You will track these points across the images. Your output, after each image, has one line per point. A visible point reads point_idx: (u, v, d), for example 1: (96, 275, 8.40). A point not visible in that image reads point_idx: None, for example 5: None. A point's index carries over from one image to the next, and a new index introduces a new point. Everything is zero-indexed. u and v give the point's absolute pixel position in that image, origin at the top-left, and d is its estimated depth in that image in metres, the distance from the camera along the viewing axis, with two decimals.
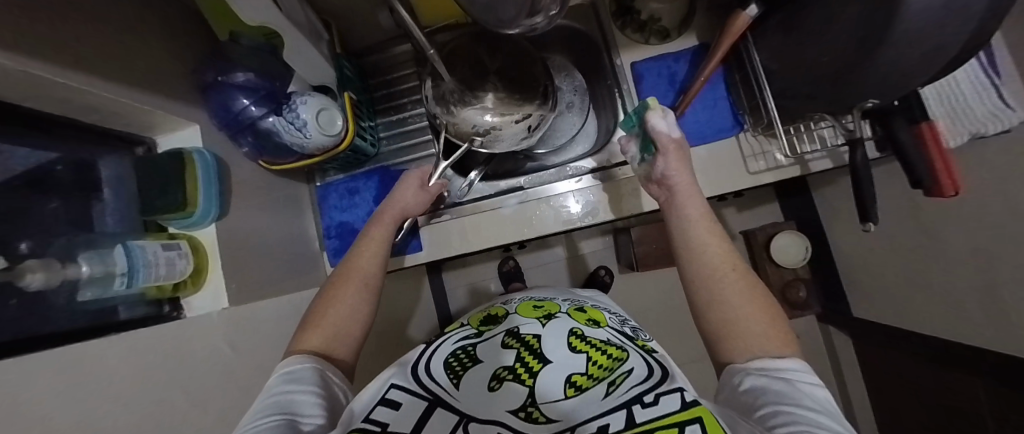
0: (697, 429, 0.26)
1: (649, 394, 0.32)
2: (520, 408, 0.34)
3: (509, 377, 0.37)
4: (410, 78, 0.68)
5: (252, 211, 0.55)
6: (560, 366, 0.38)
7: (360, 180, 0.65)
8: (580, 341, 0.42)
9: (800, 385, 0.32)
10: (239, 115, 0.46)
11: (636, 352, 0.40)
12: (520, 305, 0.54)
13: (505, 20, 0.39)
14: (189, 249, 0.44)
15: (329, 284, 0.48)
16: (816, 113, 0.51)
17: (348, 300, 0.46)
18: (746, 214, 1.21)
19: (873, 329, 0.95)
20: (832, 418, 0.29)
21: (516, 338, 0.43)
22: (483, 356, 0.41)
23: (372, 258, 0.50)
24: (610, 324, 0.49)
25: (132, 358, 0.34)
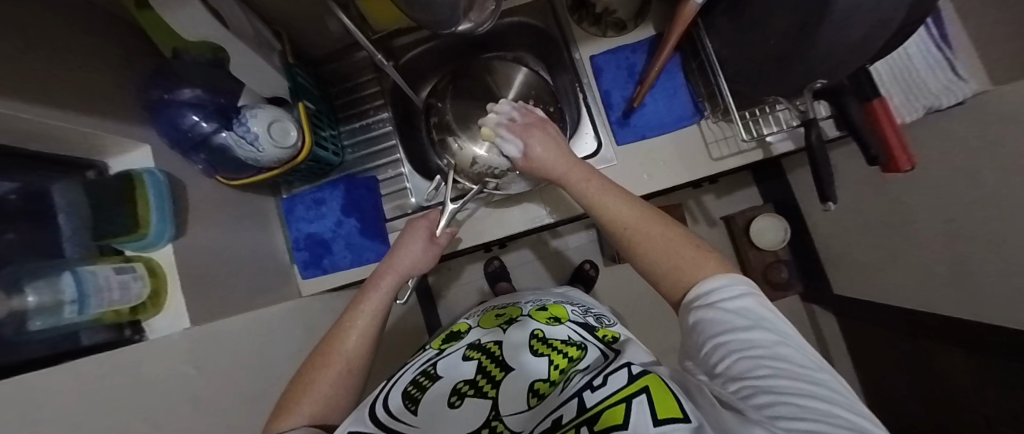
0: (644, 400, 0.26)
1: (598, 378, 0.33)
2: (484, 423, 0.35)
3: (470, 392, 0.40)
4: (372, 84, 0.68)
5: (212, 227, 0.54)
6: (518, 373, 0.43)
7: (326, 190, 0.64)
8: (541, 343, 0.48)
9: (725, 298, 0.33)
10: (188, 132, 0.45)
11: (593, 344, 0.47)
12: (483, 318, 0.62)
13: (442, 19, 0.38)
14: (146, 272, 0.44)
15: (309, 364, 0.47)
16: (770, 97, 0.51)
17: (331, 380, 0.45)
18: (725, 200, 1.22)
19: (855, 305, 0.96)
20: (759, 320, 0.30)
21: (477, 350, 0.49)
22: (442, 373, 0.45)
23: (357, 337, 0.48)
24: (570, 318, 0.57)
25: (88, 382, 0.33)
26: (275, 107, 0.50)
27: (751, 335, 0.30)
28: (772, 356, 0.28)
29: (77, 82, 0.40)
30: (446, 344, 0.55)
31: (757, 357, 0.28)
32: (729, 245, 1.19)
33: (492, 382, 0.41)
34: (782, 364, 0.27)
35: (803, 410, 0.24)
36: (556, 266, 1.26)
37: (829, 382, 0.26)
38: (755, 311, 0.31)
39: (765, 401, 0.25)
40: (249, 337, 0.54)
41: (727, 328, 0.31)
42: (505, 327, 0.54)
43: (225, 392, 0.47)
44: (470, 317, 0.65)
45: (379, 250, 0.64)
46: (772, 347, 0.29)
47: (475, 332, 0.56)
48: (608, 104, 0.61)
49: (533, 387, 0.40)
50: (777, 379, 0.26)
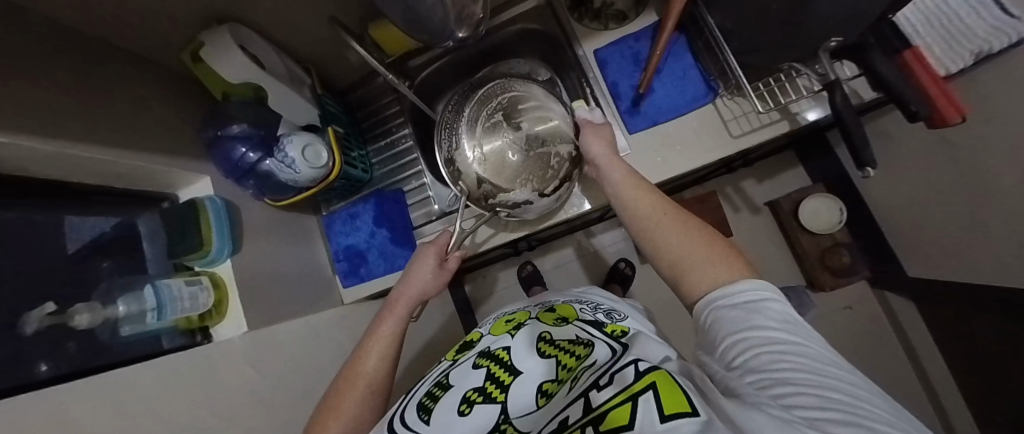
0: (651, 400, 0.25)
1: (604, 378, 0.33)
2: (494, 426, 0.37)
3: (479, 399, 0.41)
4: (393, 105, 0.74)
5: (262, 246, 0.61)
6: (527, 378, 0.42)
7: (359, 205, 0.70)
8: (549, 345, 0.47)
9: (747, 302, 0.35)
10: (238, 162, 0.53)
11: (601, 341, 0.46)
12: (493, 324, 0.61)
13: (436, 31, 0.41)
14: (212, 285, 0.51)
15: (336, 387, 0.50)
16: (783, 64, 0.48)
17: (354, 404, 0.48)
18: (768, 183, 1.12)
19: (934, 289, 0.84)
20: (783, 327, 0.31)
21: (487, 355, 0.50)
22: (453, 382, 0.46)
23: (377, 360, 0.51)
24: (579, 317, 0.56)
25: (162, 381, 0.40)
26: (308, 132, 0.56)
27: (773, 336, 0.30)
28: (796, 355, 0.28)
29: (151, 130, 0.49)
30: (460, 353, 0.55)
31: (779, 354, 0.29)
32: (776, 232, 1.11)
33: (501, 387, 0.42)
34: (806, 361, 0.27)
35: (821, 398, 0.23)
36: (590, 267, 1.24)
37: (855, 380, 0.26)
38: (784, 315, 0.33)
39: (786, 392, 0.25)
40: (299, 342, 0.60)
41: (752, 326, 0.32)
42: (513, 331, 0.54)
43: (277, 392, 0.53)
44: (483, 325, 0.64)
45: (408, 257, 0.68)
46: (796, 344, 0.29)
47: (486, 338, 0.57)
48: (615, 94, 0.61)
49: (542, 389, 0.40)
50: (799, 372, 0.26)
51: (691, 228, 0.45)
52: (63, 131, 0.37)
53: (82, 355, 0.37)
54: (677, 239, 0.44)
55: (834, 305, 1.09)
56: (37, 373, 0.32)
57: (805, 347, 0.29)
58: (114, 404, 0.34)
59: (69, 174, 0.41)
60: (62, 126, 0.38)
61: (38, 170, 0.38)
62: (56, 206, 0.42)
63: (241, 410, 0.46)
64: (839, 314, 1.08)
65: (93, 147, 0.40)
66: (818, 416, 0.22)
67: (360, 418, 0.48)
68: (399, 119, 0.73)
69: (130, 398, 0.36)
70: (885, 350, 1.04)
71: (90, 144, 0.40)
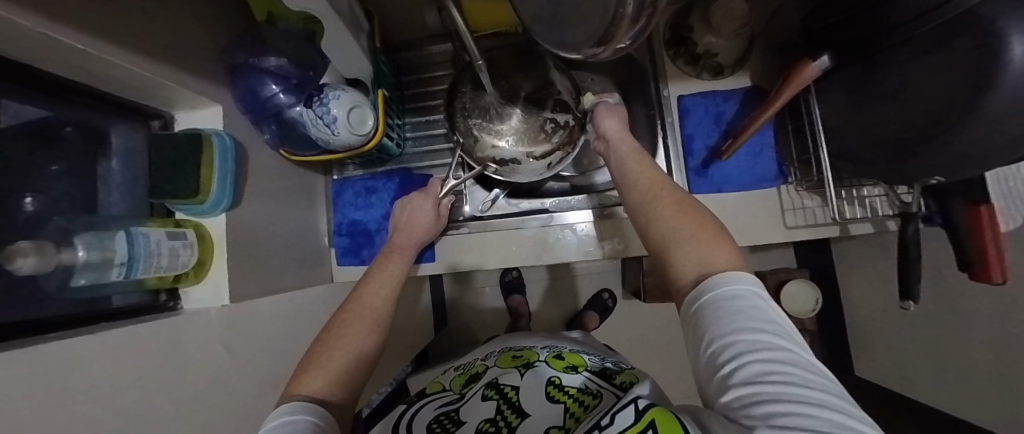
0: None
1: (606, 418, 0.28)
2: None
3: (490, 429, 0.41)
4: (445, 80, 0.65)
5: (260, 204, 0.51)
6: (536, 420, 0.41)
7: (380, 180, 0.62)
8: (558, 390, 0.46)
9: (733, 301, 0.34)
10: (266, 101, 0.43)
11: (610, 392, 0.45)
12: (499, 358, 0.60)
13: (565, 42, 0.36)
14: (197, 239, 0.42)
15: (335, 321, 0.46)
16: (868, 179, 0.48)
17: (355, 339, 0.44)
18: (759, 255, 1.18)
19: (876, 392, 0.94)
20: (771, 334, 0.31)
21: (494, 389, 0.48)
22: (465, 418, 0.45)
23: (386, 295, 0.50)
24: (587, 368, 0.54)
25: (121, 360, 0.31)
26: (358, 92, 0.47)
27: (762, 341, 0.30)
28: (784, 365, 0.28)
29: (163, 32, 0.38)
30: (466, 386, 0.54)
31: (768, 362, 0.28)
32: None
33: (509, 425, 0.41)
34: (797, 372, 0.27)
35: (816, 417, 0.23)
36: (573, 290, 1.23)
37: (841, 394, 0.26)
38: (770, 317, 0.32)
39: (776, 408, 0.24)
40: (280, 320, 0.52)
41: (739, 329, 0.31)
42: (523, 369, 0.53)
43: (248, 379, 0.45)
44: (488, 357, 0.63)
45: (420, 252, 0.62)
46: (784, 357, 0.29)
47: (493, 371, 0.55)
48: (688, 148, 0.58)
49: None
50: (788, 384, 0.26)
51: (684, 206, 0.45)
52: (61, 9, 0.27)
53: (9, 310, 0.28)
54: (665, 218, 0.45)
55: None
56: None
57: (791, 354, 0.29)
58: (70, 390, 0.26)
59: (46, 62, 0.30)
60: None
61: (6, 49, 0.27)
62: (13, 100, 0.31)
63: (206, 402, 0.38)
64: None
65: (89, 40, 0.29)
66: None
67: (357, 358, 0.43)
68: None
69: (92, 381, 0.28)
70: None
71: (88, 33, 0.29)
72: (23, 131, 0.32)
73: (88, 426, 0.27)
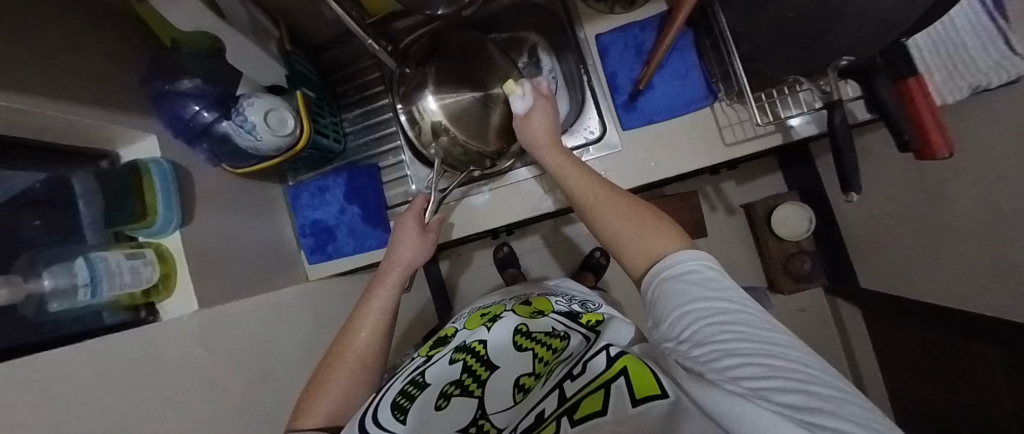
0: (624, 385, 0.25)
1: (578, 367, 0.32)
2: (471, 422, 0.34)
3: (456, 392, 0.38)
4: (373, 70, 0.68)
5: (217, 218, 0.56)
6: (504, 373, 0.41)
7: (330, 178, 0.65)
8: (525, 338, 0.47)
9: (687, 274, 0.35)
10: (190, 121, 0.46)
11: (575, 331, 0.47)
12: (468, 319, 0.60)
13: None
14: (156, 258, 0.46)
15: (324, 365, 0.47)
16: (788, 76, 0.47)
17: (338, 382, 0.45)
18: (747, 186, 1.15)
19: (882, 300, 0.91)
20: (721, 296, 0.32)
21: (462, 350, 0.47)
22: (430, 381, 0.42)
23: (369, 333, 0.49)
24: (554, 310, 0.56)
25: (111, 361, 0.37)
26: (274, 97, 0.50)
27: (713, 305, 0.31)
28: (736, 323, 0.29)
29: (79, 76, 0.42)
30: (434, 349, 0.52)
31: (721, 325, 0.29)
32: (745, 235, 1.16)
33: (478, 381, 0.40)
34: (747, 328, 0.29)
35: (764, 367, 0.25)
36: (564, 257, 1.25)
37: (785, 340, 0.28)
38: (719, 282, 0.33)
39: (731, 364, 0.26)
40: (258, 320, 0.56)
41: (693, 299, 0.32)
42: (489, 324, 0.52)
43: (239, 374, 0.50)
44: (457, 321, 0.64)
45: (380, 238, 0.66)
46: (735, 313, 0.30)
47: (460, 334, 0.54)
48: (613, 86, 0.58)
49: (519, 383, 0.38)
50: (740, 343, 0.28)
51: (626, 204, 0.45)
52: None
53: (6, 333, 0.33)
54: (611, 224, 0.44)
55: (790, 307, 1.16)
56: None
57: (747, 317, 0.30)
58: (63, 386, 0.31)
59: None
60: None
61: None
62: None
63: (200, 395, 0.43)
64: (793, 315, 1.15)
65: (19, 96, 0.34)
66: (765, 391, 0.23)
67: (344, 397, 0.44)
68: (380, 86, 0.68)
69: (77, 382, 0.33)
70: (828, 352, 1.14)
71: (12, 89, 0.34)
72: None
73: (87, 411, 0.32)
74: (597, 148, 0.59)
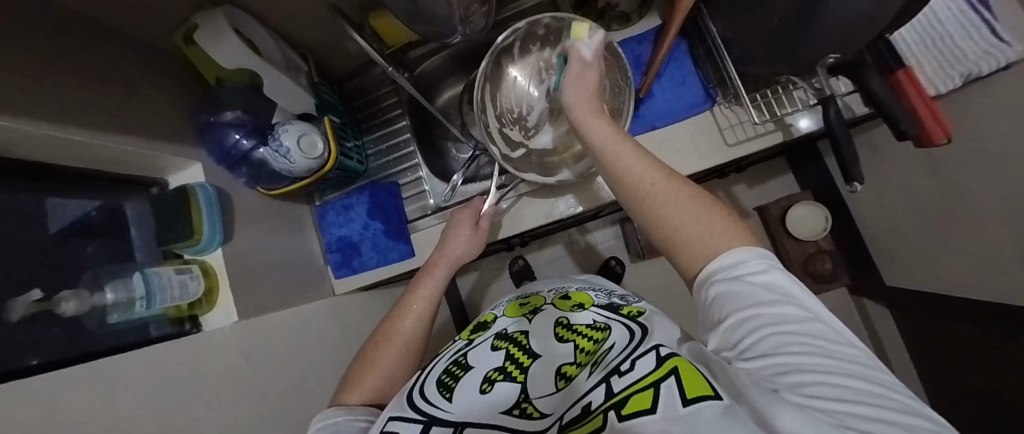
0: (674, 383, 0.24)
1: (625, 362, 0.30)
2: (513, 405, 0.32)
3: (499, 378, 0.35)
4: (391, 95, 0.74)
5: (253, 234, 0.61)
6: (546, 360, 0.37)
7: (353, 196, 0.71)
8: (566, 330, 0.41)
9: (747, 277, 0.31)
10: (232, 149, 0.52)
11: (619, 321, 0.39)
12: (507, 307, 0.54)
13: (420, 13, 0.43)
14: (200, 272, 0.50)
15: (370, 345, 0.49)
16: (781, 76, 0.50)
17: (386, 363, 0.46)
18: (759, 189, 1.18)
19: (909, 296, 0.89)
20: (791, 304, 0.29)
21: (504, 338, 0.43)
22: (473, 363, 0.39)
23: (416, 319, 0.50)
24: (596, 302, 0.48)
25: (166, 363, 0.40)
26: (304, 123, 0.55)
27: (782, 313, 0.28)
28: (809, 337, 0.26)
29: (140, 115, 0.48)
30: (475, 333, 0.48)
31: (788, 336, 0.26)
32: (762, 236, 1.16)
33: (521, 368, 0.36)
34: (821, 343, 0.26)
35: (843, 389, 0.22)
36: (579, 265, 1.26)
37: (860, 358, 0.25)
38: (786, 289, 0.30)
39: (803, 380, 0.23)
40: (291, 330, 0.59)
41: (755, 304, 0.29)
42: (529, 316, 0.48)
43: (272, 384, 0.52)
44: (496, 307, 0.56)
45: (402, 250, 0.71)
46: (803, 322, 0.27)
47: (501, 321, 0.49)
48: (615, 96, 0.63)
49: (560, 371, 0.35)
50: (816, 360, 0.24)
51: (685, 191, 0.39)
52: (52, 113, 0.36)
53: (74, 339, 0.37)
54: (667, 214, 0.38)
55: None
56: (29, 358, 0.32)
57: (815, 325, 0.27)
58: (119, 387, 0.35)
59: (60, 156, 0.41)
60: (59, 108, 0.37)
61: (24, 151, 0.37)
62: (53, 192, 0.42)
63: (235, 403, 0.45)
64: None
65: (87, 133, 0.39)
66: (844, 415, 0.20)
67: (391, 376, 0.46)
68: (396, 110, 0.74)
69: (131, 381, 0.36)
70: None
71: (84, 128, 0.39)
72: (67, 212, 0.43)
73: (141, 410, 0.35)
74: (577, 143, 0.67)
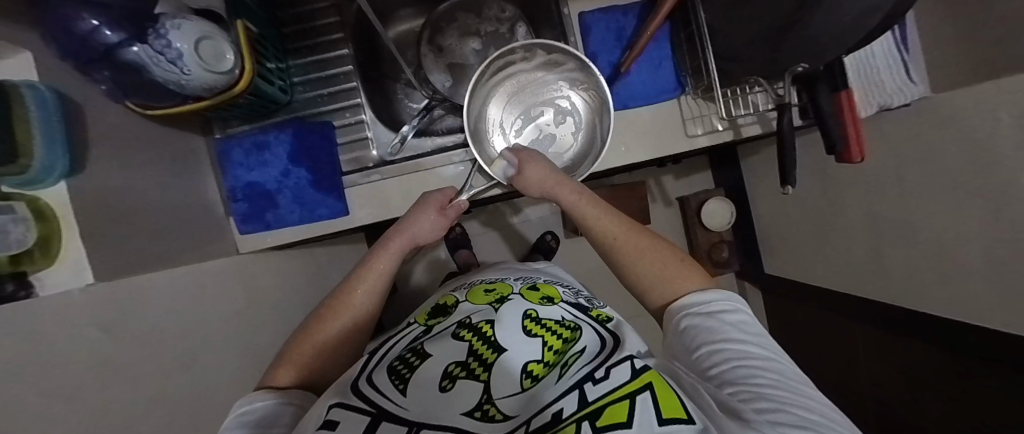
0: (648, 398, 0.23)
1: (600, 370, 0.27)
2: (474, 407, 0.27)
3: (462, 374, 0.30)
4: (330, 12, 0.64)
5: (115, 167, 0.44)
6: (514, 355, 0.33)
7: (272, 133, 0.57)
8: (533, 323, 0.37)
9: (720, 316, 0.35)
10: (86, 39, 0.33)
11: (589, 324, 0.38)
12: (471, 291, 0.50)
13: None
14: (31, 215, 0.33)
15: (314, 316, 0.45)
16: (749, 77, 0.51)
17: (328, 339, 0.42)
18: (683, 181, 1.30)
19: (782, 282, 1.09)
20: (758, 348, 0.31)
21: (467, 328, 0.37)
22: (432, 351, 0.34)
23: (366, 296, 0.46)
24: (564, 298, 0.46)
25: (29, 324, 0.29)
26: (207, 21, 0.42)
27: (746, 348, 0.31)
28: (769, 371, 0.28)
29: None
30: (434, 319, 0.44)
31: (752, 367, 0.29)
32: (680, 224, 1.30)
33: (485, 365, 0.31)
34: (780, 378, 0.28)
35: (790, 410, 0.24)
36: (516, 237, 1.27)
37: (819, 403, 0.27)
38: (756, 332, 0.33)
39: (760, 400, 0.25)
40: (180, 295, 0.47)
41: (722, 338, 0.32)
42: (495, 303, 0.42)
43: (159, 360, 0.41)
44: (458, 289, 0.53)
45: (333, 208, 0.60)
46: (766, 361, 0.30)
47: (464, 307, 0.44)
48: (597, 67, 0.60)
49: (526, 369, 0.31)
50: (771, 384, 0.27)
51: (648, 246, 0.45)
52: None
53: None
54: (640, 266, 0.44)
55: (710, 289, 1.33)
56: None
57: (777, 364, 0.30)
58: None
59: None
60: None
61: None
62: None
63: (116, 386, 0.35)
64: None
65: None
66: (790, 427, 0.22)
67: (331, 355, 0.42)
68: (336, 33, 0.64)
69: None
70: None
71: None
72: None
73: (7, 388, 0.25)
74: (574, 156, 0.64)
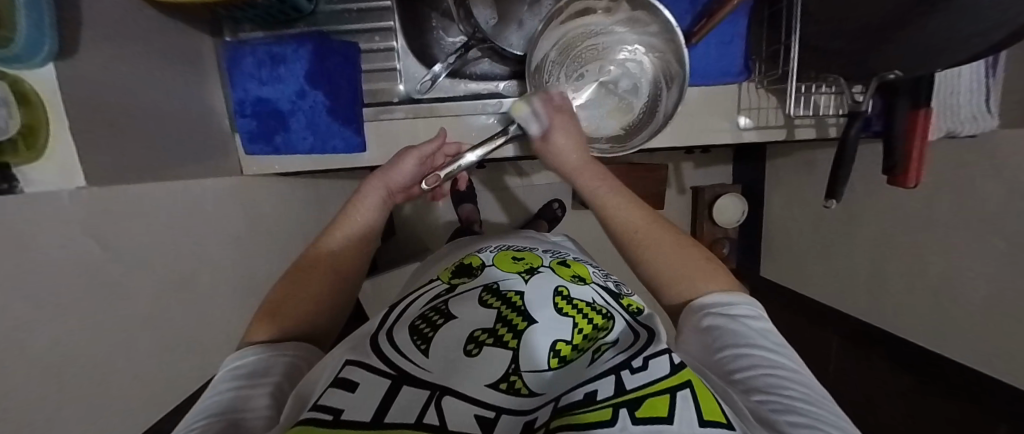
0: (689, 396, 0.22)
1: (636, 359, 0.27)
2: (501, 377, 0.26)
3: (489, 341, 0.30)
4: None
5: (116, 55, 0.38)
6: (544, 327, 0.32)
7: (288, 47, 0.50)
8: (564, 301, 0.36)
9: (742, 319, 0.34)
10: None
11: (621, 312, 0.37)
12: (498, 255, 0.47)
13: None
14: (14, 98, 0.27)
15: (291, 270, 0.42)
16: (831, 75, 0.46)
17: (312, 287, 0.40)
18: (701, 171, 1.26)
19: (773, 287, 1.10)
20: (781, 355, 0.31)
21: (494, 294, 0.36)
22: (458, 313, 0.33)
23: (348, 241, 0.45)
24: (594, 280, 0.45)
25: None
26: None
27: (772, 356, 0.30)
28: (796, 384, 0.28)
29: None
30: (458, 279, 0.42)
31: (780, 378, 0.28)
32: (687, 214, 1.27)
33: (515, 332, 0.31)
34: (809, 392, 0.27)
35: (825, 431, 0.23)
36: (521, 200, 1.23)
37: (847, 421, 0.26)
38: (778, 338, 0.33)
39: (793, 416, 0.24)
40: (174, 209, 0.44)
41: (747, 343, 0.31)
42: (524, 273, 0.41)
43: (151, 274, 0.38)
44: (484, 250, 0.50)
45: (349, 140, 0.57)
46: (792, 372, 0.29)
47: (490, 272, 0.42)
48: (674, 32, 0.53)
49: (555, 348, 0.31)
50: (802, 399, 0.26)
51: (669, 239, 0.43)
52: None
53: None
54: (659, 256, 0.42)
55: None
56: None
57: (802, 376, 0.29)
58: None
59: None
60: None
61: None
62: None
63: (106, 295, 0.33)
64: None
65: None
66: None
67: (320, 301, 0.40)
68: None
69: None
70: None
71: None
72: None
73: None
74: (629, 124, 0.60)
